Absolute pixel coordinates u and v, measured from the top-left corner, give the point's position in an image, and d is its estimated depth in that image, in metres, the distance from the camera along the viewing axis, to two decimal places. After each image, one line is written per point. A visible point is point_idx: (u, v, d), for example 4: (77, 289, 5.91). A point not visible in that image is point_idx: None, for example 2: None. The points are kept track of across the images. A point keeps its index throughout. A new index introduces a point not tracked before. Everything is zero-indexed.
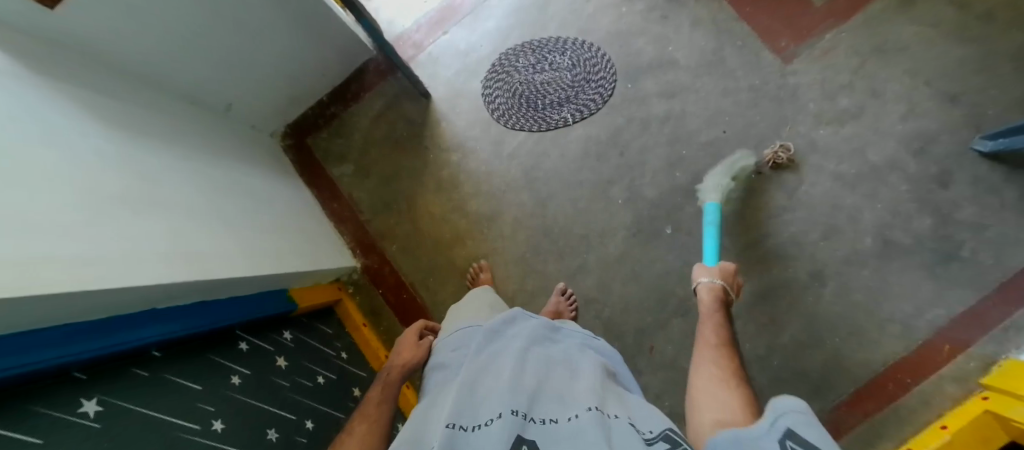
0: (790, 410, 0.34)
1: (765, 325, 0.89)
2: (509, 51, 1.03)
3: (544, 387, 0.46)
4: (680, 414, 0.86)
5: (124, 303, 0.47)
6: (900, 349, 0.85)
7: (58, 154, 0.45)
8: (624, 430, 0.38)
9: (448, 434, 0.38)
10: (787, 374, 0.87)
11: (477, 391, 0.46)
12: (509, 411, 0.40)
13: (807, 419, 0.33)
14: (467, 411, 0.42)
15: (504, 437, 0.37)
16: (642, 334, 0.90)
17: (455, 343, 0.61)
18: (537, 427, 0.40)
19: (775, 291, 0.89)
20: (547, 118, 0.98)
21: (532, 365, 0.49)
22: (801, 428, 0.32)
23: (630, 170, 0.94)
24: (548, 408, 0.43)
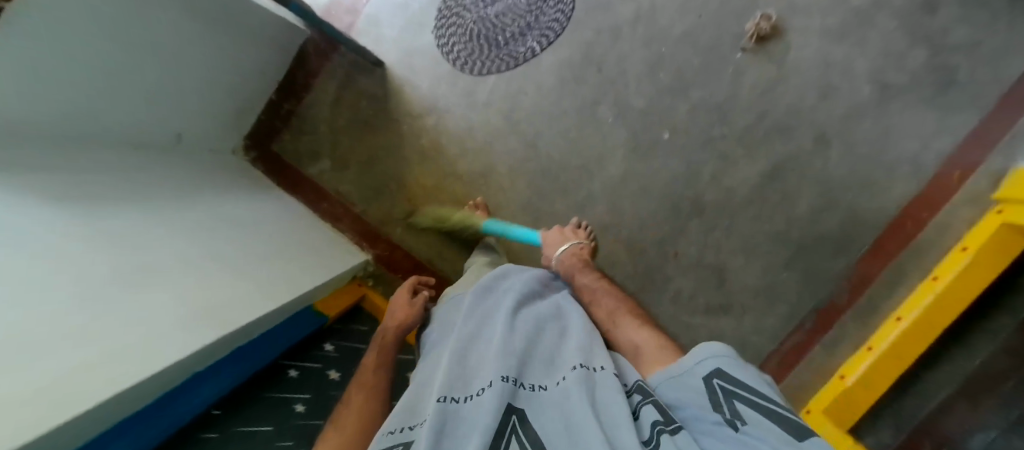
0: (720, 353, 0.42)
1: (779, 202, 0.89)
2: None
3: (534, 348, 0.48)
4: (715, 304, 0.92)
5: (167, 378, 0.48)
6: (911, 189, 0.86)
7: (37, 256, 0.44)
8: (608, 382, 0.40)
9: (441, 406, 0.38)
10: (809, 242, 0.89)
11: (469, 362, 0.47)
12: (500, 378, 0.41)
13: (731, 360, 0.41)
14: (457, 383, 0.43)
15: (497, 406, 0.37)
16: (664, 244, 0.92)
17: (445, 314, 0.64)
18: (527, 394, 0.41)
19: (784, 167, 0.88)
20: (513, 54, 0.91)
21: (522, 326, 0.51)
22: (730, 371, 0.40)
23: (613, 84, 0.89)
24: (535, 374, 0.45)
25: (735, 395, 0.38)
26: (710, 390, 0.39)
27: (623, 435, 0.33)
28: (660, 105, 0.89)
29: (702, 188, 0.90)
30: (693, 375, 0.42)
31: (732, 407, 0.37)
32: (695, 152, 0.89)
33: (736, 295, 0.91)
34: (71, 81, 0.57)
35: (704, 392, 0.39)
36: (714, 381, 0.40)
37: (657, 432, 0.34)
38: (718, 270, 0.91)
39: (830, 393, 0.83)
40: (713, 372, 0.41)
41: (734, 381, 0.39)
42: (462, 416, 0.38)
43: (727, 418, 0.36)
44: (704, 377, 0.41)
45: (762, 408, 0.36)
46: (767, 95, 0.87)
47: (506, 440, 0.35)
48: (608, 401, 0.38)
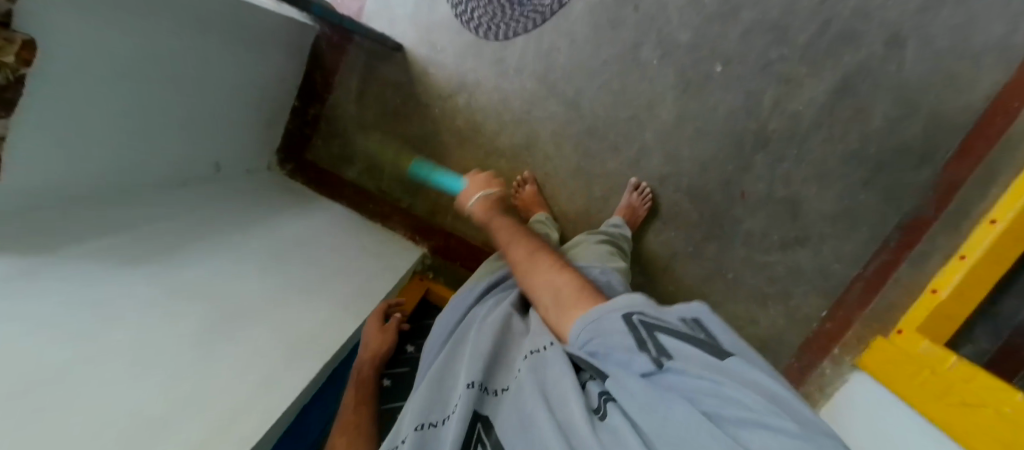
0: (637, 296, 0.39)
1: (851, 118, 0.82)
2: None
3: (500, 346, 0.47)
4: (791, 237, 0.88)
5: (291, 417, 0.50)
6: (1001, 77, 0.78)
7: (133, 333, 0.44)
8: (558, 355, 0.40)
9: (418, 435, 0.37)
10: (887, 156, 0.83)
11: (447, 374, 0.45)
12: (466, 386, 0.40)
13: (647, 303, 0.39)
14: (436, 402, 0.41)
15: (460, 422, 0.36)
16: (730, 185, 0.87)
17: (427, 328, 0.62)
18: (494, 400, 0.40)
19: (854, 79, 0.80)
20: (539, 7, 0.82)
21: (487, 325, 0.50)
22: (646, 309, 0.38)
23: (654, 20, 0.81)
24: (501, 376, 0.44)
25: (655, 329, 0.35)
26: (629, 327, 0.36)
27: (568, 416, 0.32)
28: (708, 34, 0.81)
29: (766, 118, 0.83)
30: (609, 314, 0.38)
31: (654, 344, 0.34)
32: (754, 80, 0.82)
33: (813, 225, 0.87)
34: (100, 134, 0.53)
35: (626, 332, 0.36)
36: (631, 318, 0.37)
37: (604, 400, 0.34)
38: (791, 203, 0.87)
39: (921, 309, 0.76)
40: (627, 310, 0.38)
41: (654, 318, 0.37)
42: (439, 443, 0.37)
43: (651, 360, 0.32)
44: (620, 316, 0.37)
45: (682, 339, 0.34)
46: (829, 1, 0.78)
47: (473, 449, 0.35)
48: (553, 378, 0.37)
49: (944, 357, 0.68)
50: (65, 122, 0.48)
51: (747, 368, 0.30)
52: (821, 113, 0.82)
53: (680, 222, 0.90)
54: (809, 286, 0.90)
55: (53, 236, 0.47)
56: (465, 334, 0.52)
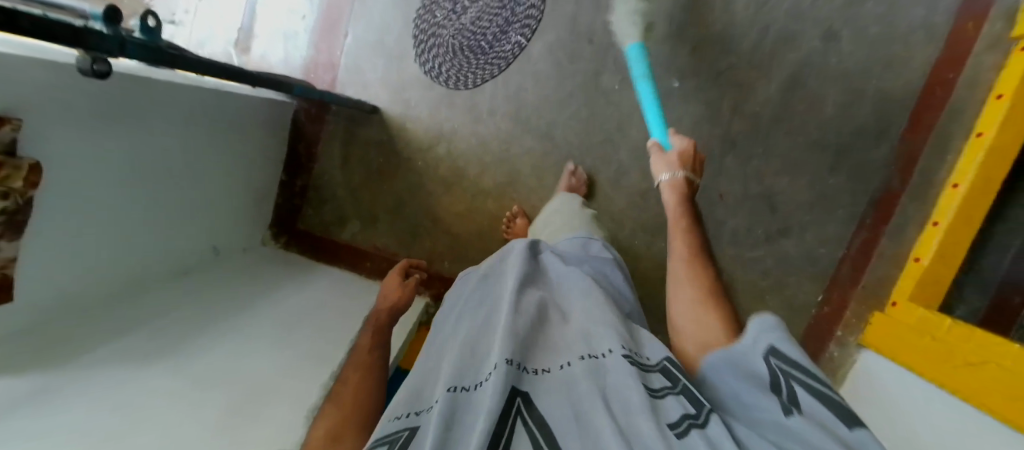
0: (773, 326, 0.37)
1: (807, 111, 0.87)
2: (421, 8, 0.85)
3: (538, 337, 0.46)
4: (775, 229, 0.92)
5: None
6: (932, 53, 0.84)
7: (152, 429, 0.45)
8: (617, 365, 0.38)
9: (449, 399, 0.36)
10: (847, 140, 0.88)
11: (479, 350, 0.44)
12: (504, 361, 0.38)
13: (785, 334, 0.37)
14: (468, 371, 0.41)
15: (499, 395, 0.35)
16: (708, 189, 0.91)
17: (451, 304, 0.60)
18: (533, 378, 0.39)
19: (802, 75, 0.86)
20: (501, 54, 0.86)
21: (524, 308, 0.48)
22: (786, 347, 0.36)
23: (609, 50, 0.86)
24: (537, 359, 0.43)
25: (794, 377, 0.34)
26: (768, 371, 0.35)
27: (633, 425, 0.32)
28: (661, 56, 0.87)
29: (728, 123, 0.88)
30: (746, 354, 0.37)
31: (789, 393, 0.33)
32: (711, 91, 0.87)
33: (792, 215, 0.91)
34: (103, 244, 0.54)
35: (762, 375, 0.35)
36: (769, 360, 0.36)
37: (687, 422, 0.33)
38: (768, 197, 0.91)
39: (909, 279, 0.80)
40: (767, 350, 0.36)
41: (796, 362, 0.35)
42: (470, 406, 0.36)
43: (780, 409, 0.32)
44: (759, 356, 0.36)
45: (819, 395, 0.32)
46: (764, 9, 0.84)
47: (509, 429, 0.33)
48: (617, 385, 0.36)
49: (940, 320, 0.69)
50: (69, 239, 0.49)
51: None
52: (778, 110, 0.88)
53: None
54: (802, 272, 0.93)
55: (62, 350, 0.48)
56: (497, 313, 0.50)
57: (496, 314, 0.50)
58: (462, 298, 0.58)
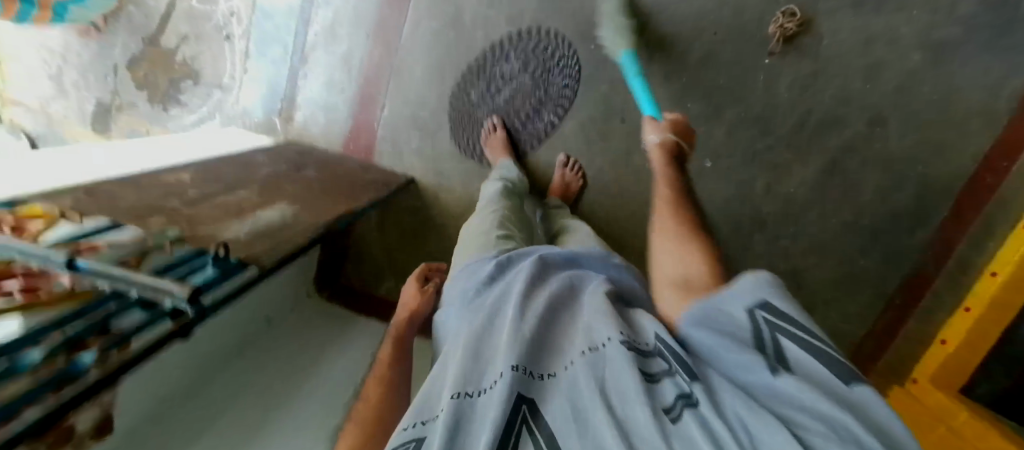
0: (766, 279, 0.34)
1: (843, 195, 0.85)
2: (455, 91, 0.87)
3: (546, 336, 0.38)
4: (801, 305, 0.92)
5: None
6: (988, 140, 0.78)
7: None
8: (618, 354, 0.32)
9: (454, 407, 0.31)
10: (883, 225, 0.85)
11: (484, 351, 0.38)
12: (509, 368, 0.33)
13: (783, 296, 0.33)
14: (472, 375, 0.35)
15: (505, 399, 0.29)
16: (734, 262, 0.91)
17: (458, 291, 0.52)
18: (542, 384, 0.32)
19: (841, 161, 0.83)
20: (533, 134, 0.87)
21: (533, 304, 0.42)
22: (775, 300, 0.32)
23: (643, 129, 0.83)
24: (546, 358, 0.36)
25: (779, 328, 0.30)
26: (751, 324, 0.31)
27: (634, 421, 0.26)
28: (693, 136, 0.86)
29: (761, 204, 0.88)
30: (729, 303, 0.34)
31: (777, 350, 0.29)
32: (744, 172, 0.86)
33: (818, 292, 0.91)
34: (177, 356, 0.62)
35: (748, 331, 0.31)
36: (755, 313, 0.32)
37: (683, 405, 0.27)
38: (794, 274, 0.91)
39: (932, 359, 0.81)
40: (756, 304, 0.32)
41: (785, 318, 0.30)
42: (479, 413, 0.30)
43: (763, 365, 0.28)
44: (744, 309, 0.32)
45: (811, 348, 0.28)
46: (807, 92, 0.81)
47: (516, 436, 0.27)
48: (614, 381, 0.30)
49: (956, 409, 0.72)
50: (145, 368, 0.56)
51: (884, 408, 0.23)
52: (811, 193, 0.86)
53: None
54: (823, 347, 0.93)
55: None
56: (505, 304, 0.43)
57: (504, 306, 0.43)
58: (468, 288, 0.51)
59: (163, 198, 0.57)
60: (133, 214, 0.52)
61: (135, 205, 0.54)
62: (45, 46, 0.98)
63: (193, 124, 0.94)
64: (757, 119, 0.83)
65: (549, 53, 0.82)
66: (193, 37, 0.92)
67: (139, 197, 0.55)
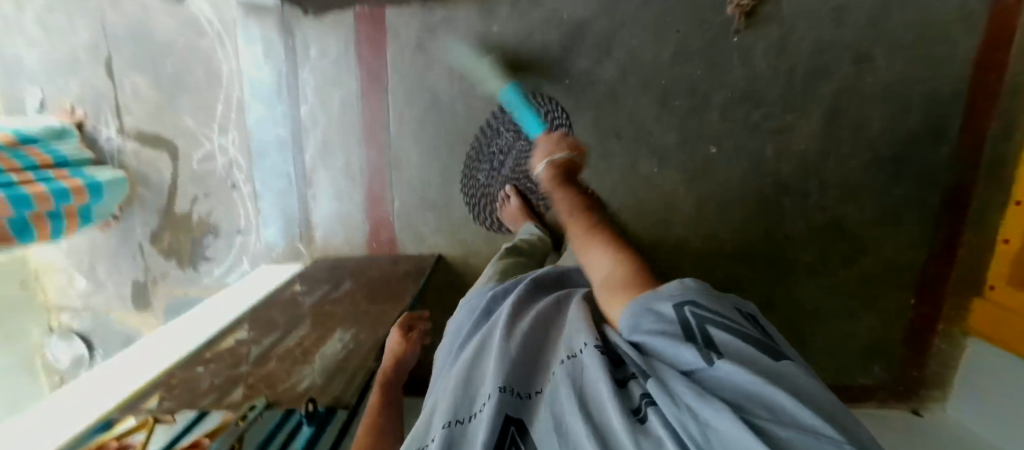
0: (689, 282, 0.34)
1: (854, 134, 0.85)
2: (463, 177, 0.90)
3: (533, 352, 0.40)
4: (853, 250, 0.90)
5: None
6: (974, 39, 0.78)
7: None
8: (592, 358, 0.33)
9: (444, 435, 0.33)
10: (904, 149, 0.85)
11: (475, 373, 0.39)
12: (497, 389, 0.34)
13: (706, 292, 0.34)
14: (466, 398, 0.36)
15: (493, 423, 0.31)
16: (771, 229, 0.91)
17: (458, 323, 0.56)
18: (529, 401, 0.34)
19: (841, 104, 0.84)
20: (548, 191, 0.85)
21: (521, 325, 0.43)
22: (702, 299, 0.32)
23: (638, 139, 0.87)
24: (534, 374, 0.38)
25: (707, 319, 0.30)
26: (679, 319, 0.31)
27: (606, 427, 0.27)
28: (691, 129, 0.87)
29: (780, 168, 0.87)
30: (656, 304, 0.34)
31: (708, 338, 0.29)
32: (751, 145, 0.87)
33: (865, 233, 0.89)
34: None
35: (676, 325, 0.31)
36: (684, 308, 0.32)
37: (645, 404, 0.27)
38: (836, 224, 0.89)
39: (1000, 260, 0.81)
40: (686, 301, 0.32)
41: (710, 311, 0.31)
42: (467, 438, 0.32)
43: (699, 357, 0.27)
44: (673, 305, 0.33)
45: (741, 334, 0.29)
46: (785, 53, 0.82)
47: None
48: (588, 392, 0.30)
49: None
50: None
51: (815, 384, 0.24)
52: (823, 143, 0.86)
53: (746, 281, 0.94)
54: (885, 284, 0.91)
55: None
56: (493, 330, 0.45)
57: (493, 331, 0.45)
58: (467, 322, 0.54)
59: (233, 366, 0.60)
60: (215, 395, 0.55)
61: (213, 383, 0.57)
62: (75, 248, 1.03)
63: (223, 274, 0.99)
64: (746, 93, 0.85)
65: (538, 109, 0.84)
66: (203, 196, 0.97)
67: (212, 374, 0.59)
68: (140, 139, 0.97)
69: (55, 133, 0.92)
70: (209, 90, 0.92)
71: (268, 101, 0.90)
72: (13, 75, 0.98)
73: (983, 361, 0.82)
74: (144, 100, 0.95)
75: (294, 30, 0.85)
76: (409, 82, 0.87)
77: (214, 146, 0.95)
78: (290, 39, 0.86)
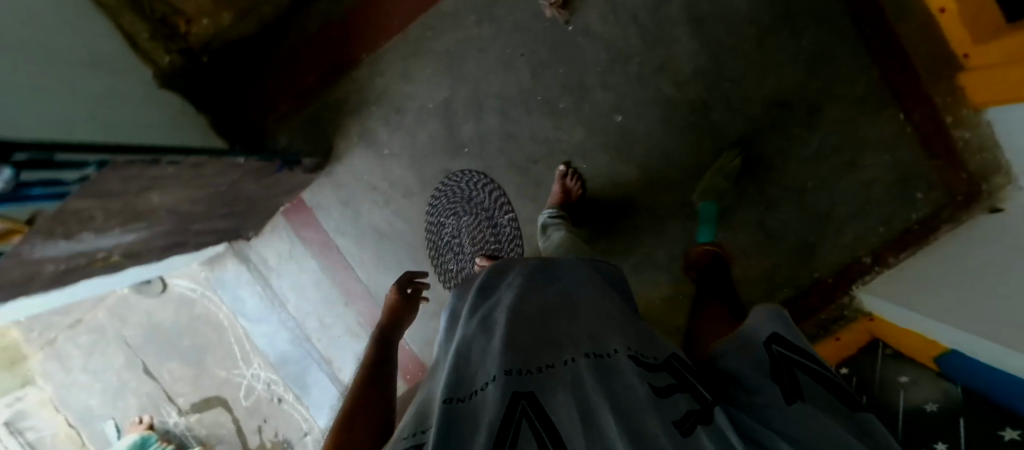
0: (779, 318, 0.40)
1: (731, 26, 0.84)
2: (441, 276, 0.94)
3: (541, 336, 0.40)
4: (811, 113, 0.86)
5: None
6: None
7: None
8: (624, 365, 0.34)
9: (448, 408, 0.32)
10: (783, 7, 0.83)
11: (478, 357, 0.40)
12: (502, 370, 0.34)
13: (791, 330, 0.40)
14: (468, 380, 0.37)
15: (501, 399, 0.31)
16: (724, 145, 0.87)
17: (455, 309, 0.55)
18: (537, 380, 0.34)
19: (700, 10, 0.83)
20: (512, 241, 0.91)
21: (526, 310, 0.43)
22: (787, 336, 0.39)
23: (554, 153, 0.89)
24: (539, 355, 0.38)
25: (794, 361, 0.37)
26: (768, 356, 0.38)
27: (638, 423, 0.28)
28: (591, 115, 0.87)
29: (693, 92, 0.86)
30: (752, 337, 0.41)
31: (791, 376, 0.35)
32: (651, 93, 0.86)
33: (809, 93, 0.86)
34: None
35: (765, 359, 0.38)
36: (771, 347, 0.39)
37: (692, 420, 0.31)
38: (777, 103, 0.86)
39: (953, 25, 0.76)
40: (769, 338, 0.39)
41: (793, 351, 0.37)
42: (476, 415, 0.32)
43: (780, 394, 0.33)
44: (761, 343, 0.39)
45: (820, 378, 0.35)
46: (618, 10, 0.83)
47: (516, 430, 0.29)
48: (622, 387, 0.32)
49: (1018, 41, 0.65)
50: None
51: (880, 430, 0.31)
52: (711, 49, 0.85)
53: (737, 202, 0.91)
54: (866, 118, 0.85)
55: None
56: (498, 310, 0.45)
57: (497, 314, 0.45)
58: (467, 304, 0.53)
59: None
60: None
61: None
62: None
63: None
64: (614, 57, 0.85)
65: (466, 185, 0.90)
66: (264, 422, 1.07)
67: None
68: (197, 410, 1.09)
69: (138, 443, 1.00)
70: (221, 340, 1.04)
71: (265, 319, 1.00)
72: (88, 423, 1.10)
73: (1012, 122, 0.72)
74: (183, 378, 1.07)
75: (248, 254, 0.98)
76: (350, 236, 0.94)
77: (249, 377, 1.05)
78: (249, 263, 0.98)
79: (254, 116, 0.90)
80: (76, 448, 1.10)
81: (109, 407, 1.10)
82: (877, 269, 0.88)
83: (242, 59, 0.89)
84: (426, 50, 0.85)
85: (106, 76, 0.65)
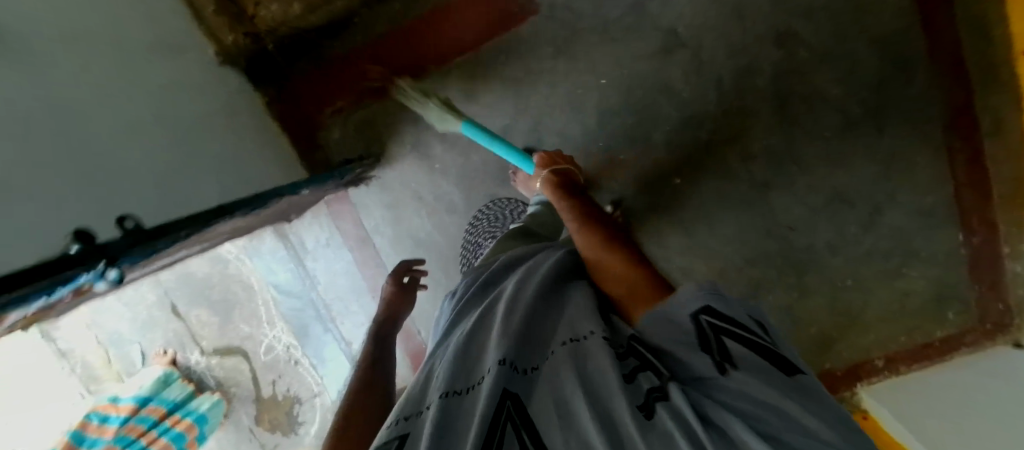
0: (709, 286, 0.32)
1: (813, 107, 0.79)
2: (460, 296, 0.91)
3: (527, 325, 0.36)
4: (874, 213, 0.83)
5: None
6: None
7: None
8: (598, 346, 0.30)
9: (442, 404, 0.29)
10: (876, 99, 0.78)
11: (474, 347, 0.36)
12: (494, 362, 0.30)
13: (720, 292, 0.32)
14: (463, 370, 0.33)
15: (482, 400, 0.26)
16: (772, 224, 0.87)
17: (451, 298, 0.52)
18: (525, 379, 0.29)
19: (787, 86, 0.79)
20: None
21: (522, 299, 0.39)
22: (717, 305, 0.30)
23: (602, 200, 0.88)
24: (530, 350, 0.33)
25: (725, 332, 0.29)
26: (697, 329, 0.29)
27: (611, 413, 0.25)
28: (646, 170, 0.86)
29: (756, 166, 0.84)
30: (676, 313, 0.32)
31: (723, 349, 0.27)
32: (712, 160, 0.84)
33: (875, 193, 0.82)
34: None
35: (692, 332, 0.29)
36: (701, 318, 0.30)
37: (652, 399, 0.25)
38: (841, 195, 0.83)
39: None
40: (698, 309, 0.30)
41: (727, 320, 0.30)
42: (469, 408, 0.28)
43: (712, 366, 0.26)
44: (689, 317, 0.30)
45: (755, 348, 0.28)
46: (704, 69, 0.80)
47: (501, 435, 0.25)
48: (594, 370, 0.28)
49: None
50: None
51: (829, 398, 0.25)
52: (786, 127, 0.81)
53: (773, 281, 0.90)
54: (927, 230, 0.82)
55: None
56: (498, 300, 0.42)
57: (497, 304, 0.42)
58: (465, 293, 0.50)
59: None
60: None
61: None
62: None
63: (318, 429, 1.16)
64: (688, 115, 0.82)
65: (504, 211, 0.86)
66: (279, 377, 1.15)
67: None
68: (219, 354, 1.14)
69: (161, 381, 1.06)
70: (249, 299, 1.09)
71: (296, 293, 1.08)
72: (118, 345, 1.12)
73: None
74: (211, 324, 1.12)
75: (289, 234, 1.03)
76: (390, 234, 0.97)
77: (270, 338, 1.12)
78: (288, 242, 1.03)
79: (308, 104, 0.91)
80: (105, 364, 1.12)
81: (138, 334, 1.12)
82: (887, 373, 0.89)
83: (306, 47, 0.86)
84: (496, 72, 0.84)
85: (155, 68, 0.63)
